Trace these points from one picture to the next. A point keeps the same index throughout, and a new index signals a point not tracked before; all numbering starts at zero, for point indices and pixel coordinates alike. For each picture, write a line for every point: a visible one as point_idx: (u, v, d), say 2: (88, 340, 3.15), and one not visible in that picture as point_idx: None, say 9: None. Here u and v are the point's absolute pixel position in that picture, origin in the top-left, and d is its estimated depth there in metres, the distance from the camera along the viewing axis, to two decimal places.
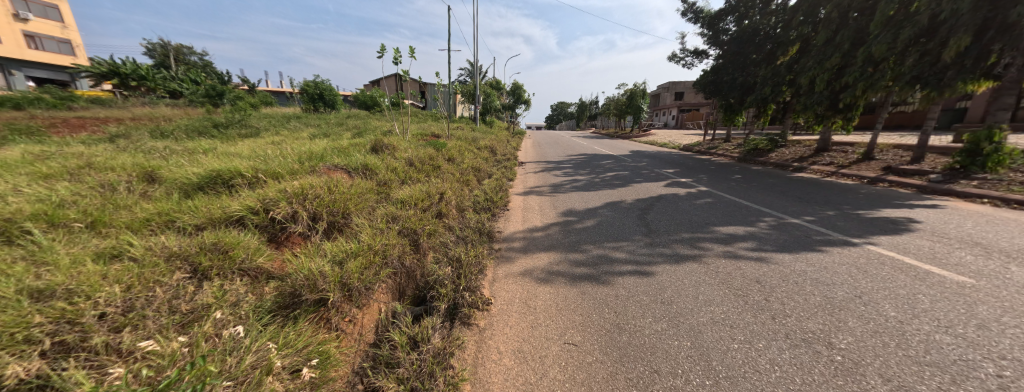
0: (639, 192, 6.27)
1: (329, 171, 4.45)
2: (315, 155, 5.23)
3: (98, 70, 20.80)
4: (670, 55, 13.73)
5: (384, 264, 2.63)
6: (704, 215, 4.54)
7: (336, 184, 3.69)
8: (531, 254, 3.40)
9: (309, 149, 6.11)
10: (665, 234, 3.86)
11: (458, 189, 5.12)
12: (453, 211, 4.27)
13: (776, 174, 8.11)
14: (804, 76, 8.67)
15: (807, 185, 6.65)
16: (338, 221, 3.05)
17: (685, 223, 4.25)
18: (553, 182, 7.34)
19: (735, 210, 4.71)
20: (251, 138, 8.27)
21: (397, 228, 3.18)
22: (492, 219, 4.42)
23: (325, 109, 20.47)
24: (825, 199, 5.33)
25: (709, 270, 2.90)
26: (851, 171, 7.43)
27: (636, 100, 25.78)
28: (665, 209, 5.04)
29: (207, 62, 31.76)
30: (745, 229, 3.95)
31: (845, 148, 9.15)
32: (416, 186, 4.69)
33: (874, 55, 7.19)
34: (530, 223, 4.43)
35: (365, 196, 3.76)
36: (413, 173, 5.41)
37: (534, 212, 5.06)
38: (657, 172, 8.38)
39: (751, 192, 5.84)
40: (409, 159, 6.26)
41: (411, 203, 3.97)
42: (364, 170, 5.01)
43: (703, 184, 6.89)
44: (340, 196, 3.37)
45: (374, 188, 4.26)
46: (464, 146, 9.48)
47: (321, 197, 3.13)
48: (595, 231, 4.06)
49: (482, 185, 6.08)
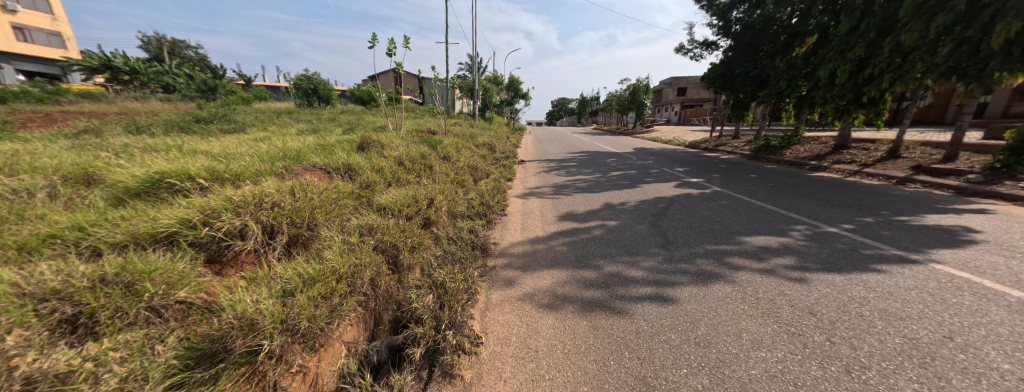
0: (650, 194, 5.75)
1: (304, 172, 3.95)
2: (293, 154, 4.75)
3: (90, 63, 20.43)
4: (678, 47, 13.15)
5: (352, 291, 2.14)
6: (726, 222, 4.03)
7: (306, 188, 3.20)
8: (532, 272, 2.90)
9: (289, 147, 5.61)
10: (684, 246, 3.36)
11: (450, 193, 4.62)
12: (443, 218, 3.77)
13: (794, 174, 7.59)
14: (824, 68, 8.17)
15: (832, 186, 6.15)
16: (301, 236, 2.58)
17: (706, 232, 3.74)
18: (556, 182, 6.85)
19: (761, 216, 4.21)
20: (234, 134, 7.77)
21: (374, 242, 2.69)
22: (487, 228, 3.93)
23: (320, 105, 19.95)
24: (857, 202, 4.81)
25: (746, 295, 2.40)
26: (876, 171, 6.93)
27: (640, 96, 25.12)
28: (681, 213, 4.55)
29: (203, 57, 31.23)
30: (777, 240, 3.44)
31: (866, 146, 8.62)
32: (403, 190, 4.20)
33: (903, 44, 6.66)
34: (531, 232, 3.94)
35: (340, 203, 3.27)
36: (401, 175, 4.91)
37: (534, 217, 4.56)
38: (666, 171, 7.85)
39: (774, 195, 5.33)
40: (398, 157, 5.76)
41: (394, 211, 3.50)
42: (346, 171, 4.51)
43: (718, 184, 6.37)
44: (307, 203, 2.88)
45: (353, 191, 3.79)
46: (461, 143, 8.98)
47: (281, 205, 2.64)
48: (605, 242, 3.57)
49: (478, 187, 5.58)
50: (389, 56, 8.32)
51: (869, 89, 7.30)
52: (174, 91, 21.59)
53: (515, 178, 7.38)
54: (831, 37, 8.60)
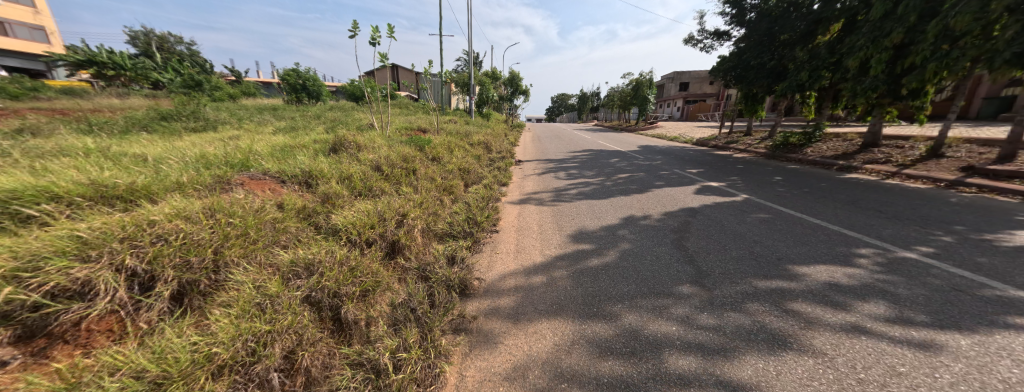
0: (666, 202, 4.97)
1: (245, 183, 3.18)
2: (241, 157, 3.95)
3: (73, 58, 19.57)
4: (686, 38, 12.29)
5: (241, 384, 1.39)
6: (769, 243, 3.28)
7: (225, 205, 2.37)
8: (526, 325, 2.15)
9: (248, 148, 4.82)
10: (723, 282, 2.60)
11: (428, 207, 3.84)
12: (416, 244, 3.01)
13: (824, 176, 6.84)
14: (853, 57, 7.40)
15: (873, 190, 5.40)
16: (198, 283, 1.77)
17: (747, 257, 2.99)
18: (556, 186, 6.07)
19: (809, 234, 3.46)
20: (198, 134, 6.94)
21: (308, 288, 1.90)
22: (472, 255, 3.16)
23: (309, 101, 19.09)
24: (915, 213, 4.06)
25: (839, 376, 1.66)
26: (918, 172, 6.21)
27: (643, 90, 24.15)
28: (709, 228, 3.80)
29: (193, 52, 30.31)
30: (842, 273, 2.70)
31: (900, 143, 7.91)
32: (370, 205, 3.41)
33: (953, 28, 5.98)
34: (528, 256, 3.19)
35: (276, 226, 2.47)
36: (374, 183, 4.12)
37: (531, 233, 3.78)
38: (679, 173, 7.06)
39: (813, 205, 4.57)
40: (374, 161, 4.98)
41: (350, 241, 2.74)
42: (303, 182, 3.73)
43: (740, 190, 5.60)
44: (218, 229, 2.07)
45: (302, 210, 3.00)
46: (453, 143, 8.20)
47: (168, 236, 1.83)
48: (623, 272, 2.80)
49: (465, 196, 4.79)
50: (372, 45, 7.48)
51: (910, 80, 6.56)
52: (161, 88, 20.68)
53: (511, 182, 6.59)
54: (862, 23, 7.83)
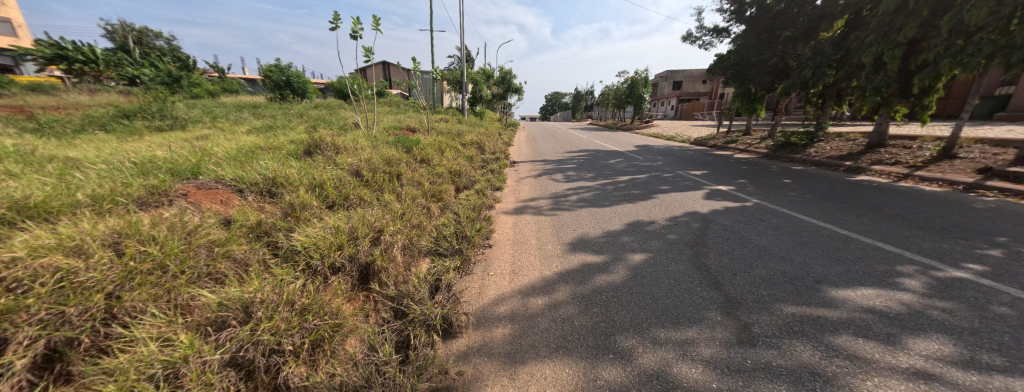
0: (674, 208, 4.57)
1: (192, 196, 2.70)
2: (192, 162, 3.42)
3: (42, 52, 18.53)
4: (685, 35, 11.95)
5: None
6: (800, 259, 2.85)
7: (140, 225, 1.89)
8: (523, 377, 1.69)
9: (209, 151, 4.28)
10: (757, 311, 2.14)
11: (411, 219, 3.36)
12: (392, 267, 2.52)
13: (833, 179, 6.53)
14: (861, 54, 7.15)
15: (892, 195, 5.07)
16: (78, 344, 1.33)
17: (780, 280, 2.54)
18: (553, 190, 5.63)
19: (842, 246, 3.07)
20: (160, 134, 6.31)
21: (233, 344, 1.45)
22: (456, 282, 2.65)
23: (294, 98, 18.34)
24: (947, 221, 3.71)
25: None
26: (932, 173, 5.92)
27: (639, 89, 23.83)
28: (727, 239, 3.40)
29: (174, 47, 29.18)
30: (895, 299, 2.19)
31: (907, 143, 7.66)
32: (341, 218, 2.91)
33: (968, 23, 5.76)
34: (524, 278, 2.70)
35: (214, 249, 1.98)
36: (350, 190, 3.63)
37: (528, 248, 3.33)
38: (682, 175, 6.68)
39: (834, 211, 4.21)
40: (353, 164, 4.47)
41: (309, 269, 2.23)
42: (265, 191, 3.22)
43: (752, 194, 5.23)
44: (115, 262, 1.58)
45: (255, 228, 2.49)
46: (443, 143, 7.71)
47: (30, 284, 1.38)
48: (638, 299, 2.34)
49: (455, 204, 4.32)
50: (355, 39, 6.95)
51: (923, 77, 6.31)
52: (137, 84, 19.68)
53: (505, 185, 6.14)
54: (868, 19, 7.57)
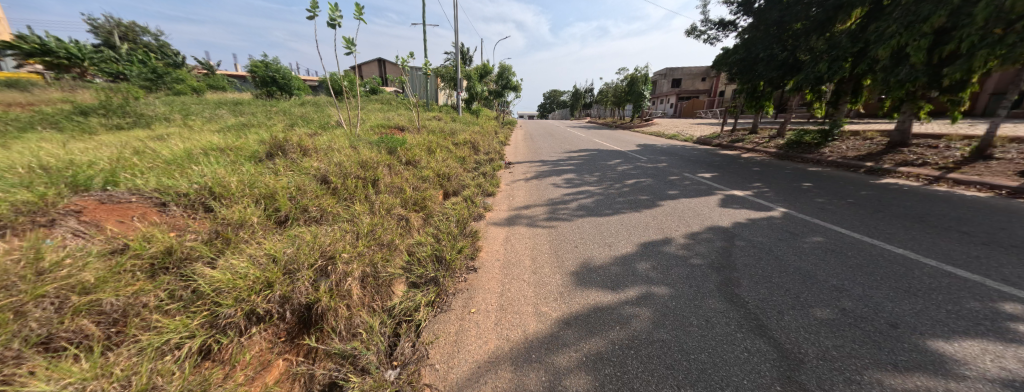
0: (690, 219, 4.00)
1: (89, 213, 2.14)
2: (114, 167, 2.84)
3: (21, 47, 17.79)
4: (690, 29, 11.37)
5: None
6: (859, 291, 2.28)
7: None
8: None
9: (151, 153, 3.67)
10: (833, 379, 1.57)
11: (379, 237, 2.78)
12: (343, 308, 1.94)
13: (857, 182, 5.98)
14: (883, 46, 6.65)
15: (931, 201, 4.53)
16: None
17: (844, 323, 1.97)
18: (551, 196, 5.05)
19: (904, 271, 2.52)
20: (113, 133, 5.64)
21: None
22: (424, 327, 2.07)
23: (282, 95, 17.63)
24: (1014, 236, 3.17)
25: None
26: (968, 176, 5.38)
27: (639, 86, 23.15)
28: (760, 262, 2.82)
29: (162, 44, 28.25)
30: (1011, 358, 1.64)
31: (933, 143, 7.14)
32: (284, 242, 2.32)
33: (1007, 10, 5.26)
34: (512, 322, 2.13)
35: (69, 296, 1.49)
36: (309, 200, 3.05)
37: (520, 273, 2.74)
38: (693, 179, 6.12)
39: (877, 223, 3.65)
40: (318, 167, 3.88)
41: (213, 322, 1.64)
42: (197, 203, 2.64)
43: (774, 201, 4.68)
44: None
45: (161, 259, 1.92)
46: (432, 142, 7.13)
47: None
48: (662, 353, 1.79)
49: (438, 214, 3.73)
50: (334, 28, 6.29)
51: (954, 70, 5.80)
52: (120, 80, 18.88)
53: (498, 190, 5.55)
54: (890, 8, 7.02)
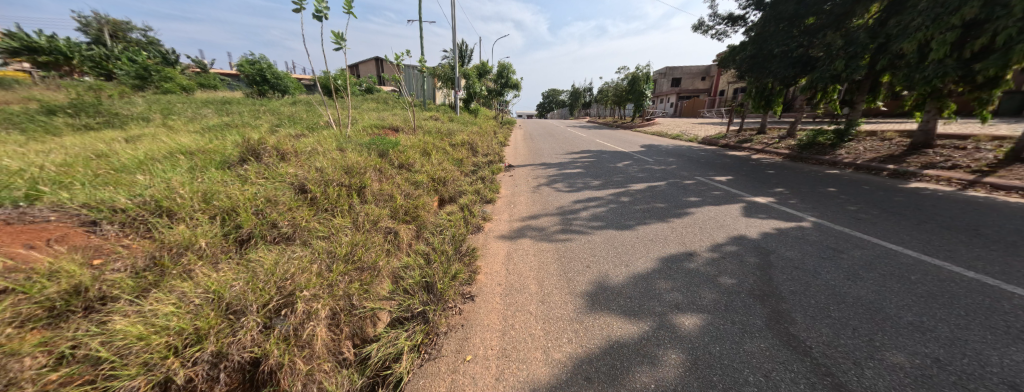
0: (714, 230, 3.56)
1: None
2: (41, 177, 2.40)
3: (8, 45, 17.33)
4: (697, 24, 10.92)
5: None
6: (947, 333, 1.84)
7: None
8: None
9: (104, 159, 3.22)
10: None
11: (358, 259, 2.32)
12: (301, 364, 1.51)
13: (883, 186, 5.56)
14: (908, 40, 6.22)
15: (976, 209, 4.09)
16: None
17: (946, 381, 1.53)
18: (557, 203, 4.61)
19: (991, 303, 2.08)
20: (78, 134, 5.19)
21: None
22: (406, 385, 1.63)
23: (275, 94, 17.14)
24: None
25: None
26: (1007, 181, 4.96)
27: (640, 85, 22.77)
28: (810, 287, 2.38)
29: (155, 42, 27.66)
30: None
31: (960, 144, 6.73)
32: (235, 270, 1.87)
33: None
34: (519, 375, 1.68)
35: None
36: (279, 214, 2.61)
37: (526, 301, 2.30)
38: (707, 183, 5.69)
39: (928, 237, 3.21)
40: (293, 172, 3.43)
41: None
42: (137, 220, 2.19)
43: (802, 209, 4.24)
44: None
45: (64, 302, 1.49)
46: (427, 143, 6.69)
47: None
48: None
49: (432, 226, 3.28)
50: (319, 20, 5.84)
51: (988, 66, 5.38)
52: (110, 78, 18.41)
53: (498, 196, 5.10)
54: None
